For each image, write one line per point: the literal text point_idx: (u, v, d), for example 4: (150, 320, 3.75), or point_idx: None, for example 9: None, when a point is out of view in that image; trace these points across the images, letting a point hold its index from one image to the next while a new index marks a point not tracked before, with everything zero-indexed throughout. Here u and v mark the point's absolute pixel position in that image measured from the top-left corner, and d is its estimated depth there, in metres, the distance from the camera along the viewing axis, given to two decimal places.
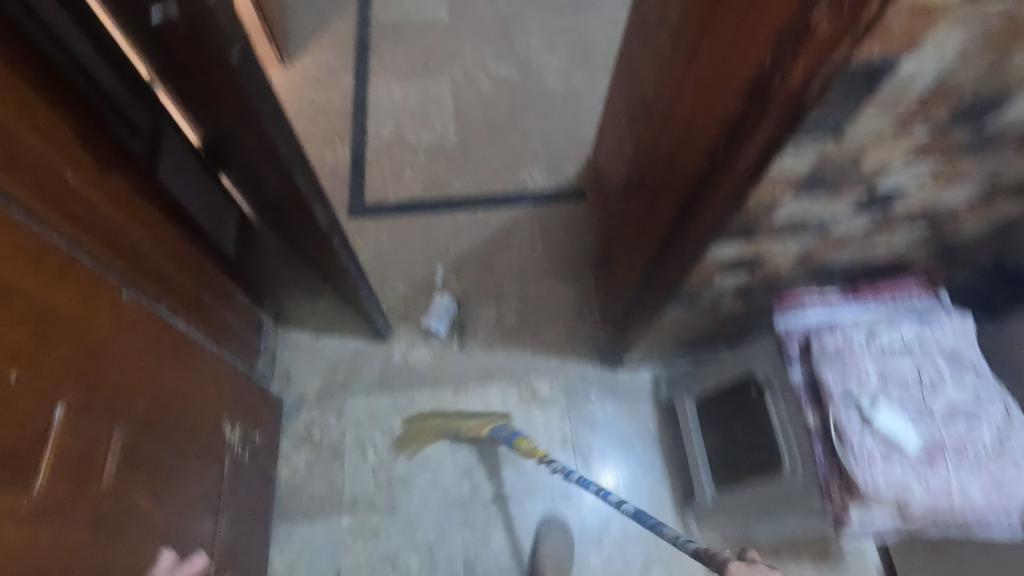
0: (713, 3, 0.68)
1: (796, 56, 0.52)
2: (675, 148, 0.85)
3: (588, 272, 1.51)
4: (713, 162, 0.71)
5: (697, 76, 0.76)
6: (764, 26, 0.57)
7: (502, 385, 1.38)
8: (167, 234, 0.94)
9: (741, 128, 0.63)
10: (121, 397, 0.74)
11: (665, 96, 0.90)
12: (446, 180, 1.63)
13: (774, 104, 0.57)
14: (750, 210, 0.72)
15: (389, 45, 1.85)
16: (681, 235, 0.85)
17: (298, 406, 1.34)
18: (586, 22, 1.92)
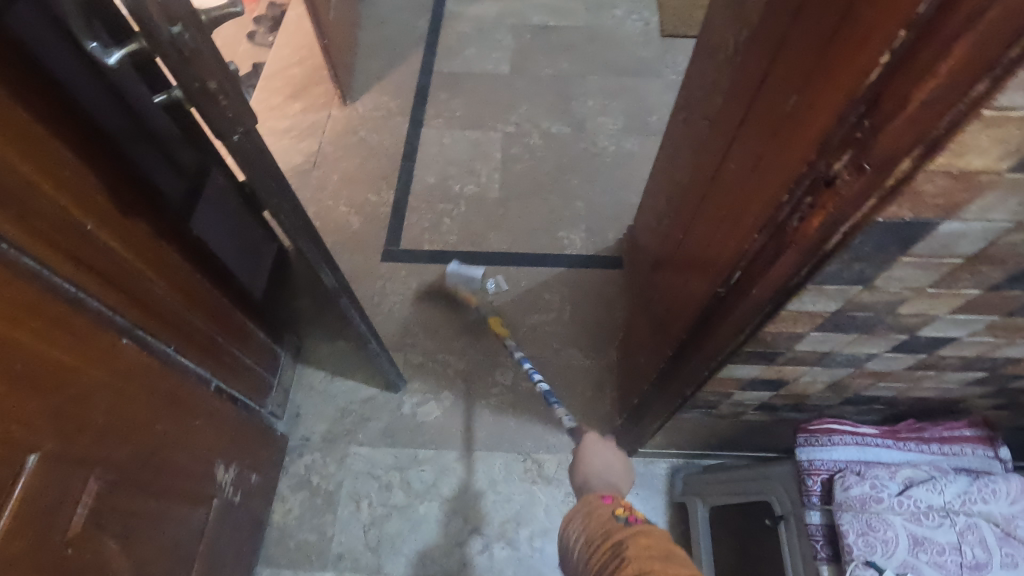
0: (741, 118, 0.63)
1: (814, 203, 0.47)
2: (697, 252, 0.79)
3: (613, 346, 1.44)
4: (728, 284, 0.65)
5: (720, 185, 0.71)
6: (779, 158, 0.52)
7: (507, 455, 1.32)
8: (186, 277, 0.97)
9: (756, 259, 0.58)
10: (103, 444, 0.75)
11: (694, 192, 0.85)
12: (482, 233, 1.62)
13: (791, 245, 0.51)
14: (767, 339, 0.65)
15: (447, 94, 1.89)
16: (694, 347, 0.78)
17: (302, 446, 1.33)
18: (647, 87, 1.90)
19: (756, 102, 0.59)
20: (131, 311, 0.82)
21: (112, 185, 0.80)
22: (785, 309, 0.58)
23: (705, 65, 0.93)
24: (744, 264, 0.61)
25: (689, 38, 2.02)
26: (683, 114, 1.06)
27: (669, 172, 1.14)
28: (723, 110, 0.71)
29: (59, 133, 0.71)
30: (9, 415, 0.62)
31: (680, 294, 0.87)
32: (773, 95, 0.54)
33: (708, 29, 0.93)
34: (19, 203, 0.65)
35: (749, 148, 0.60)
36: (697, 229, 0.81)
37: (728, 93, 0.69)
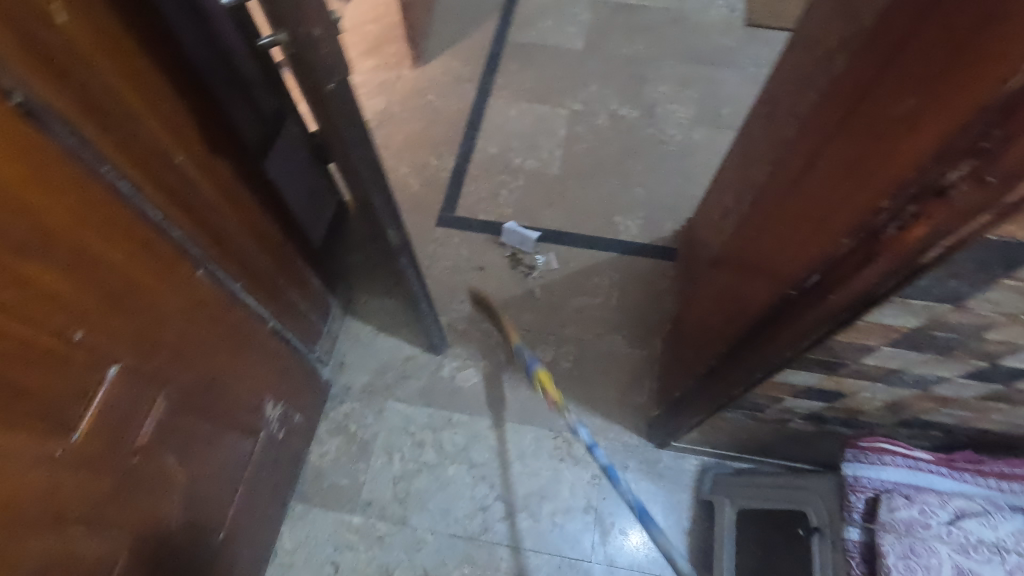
0: (838, 118, 0.61)
1: (917, 213, 0.46)
2: (767, 252, 0.77)
3: (657, 338, 1.43)
4: (799, 287, 0.64)
5: (804, 185, 0.68)
6: (882, 162, 0.50)
7: (539, 430, 1.34)
8: (257, 220, 1.01)
9: (837, 264, 0.56)
10: (172, 366, 0.80)
11: (771, 190, 0.83)
12: (537, 209, 1.62)
13: (882, 254, 0.50)
14: (834, 348, 0.64)
15: (518, 65, 1.87)
16: (751, 347, 0.77)
17: (343, 394, 1.38)
18: (723, 77, 1.83)
19: (860, 102, 0.56)
20: (209, 243, 0.87)
21: (201, 123, 0.84)
22: (862, 319, 0.56)
23: (800, 59, 0.89)
24: (822, 269, 0.59)
25: (775, 31, 1.93)
26: (766, 108, 1.03)
27: (743, 167, 1.11)
28: (818, 107, 0.68)
29: (158, 67, 0.75)
30: (96, 327, 0.67)
31: (742, 292, 0.86)
32: (882, 96, 0.52)
33: (809, 21, 0.89)
34: (121, 131, 0.69)
35: (846, 148, 0.58)
36: (770, 228, 0.79)
37: (826, 90, 0.66)
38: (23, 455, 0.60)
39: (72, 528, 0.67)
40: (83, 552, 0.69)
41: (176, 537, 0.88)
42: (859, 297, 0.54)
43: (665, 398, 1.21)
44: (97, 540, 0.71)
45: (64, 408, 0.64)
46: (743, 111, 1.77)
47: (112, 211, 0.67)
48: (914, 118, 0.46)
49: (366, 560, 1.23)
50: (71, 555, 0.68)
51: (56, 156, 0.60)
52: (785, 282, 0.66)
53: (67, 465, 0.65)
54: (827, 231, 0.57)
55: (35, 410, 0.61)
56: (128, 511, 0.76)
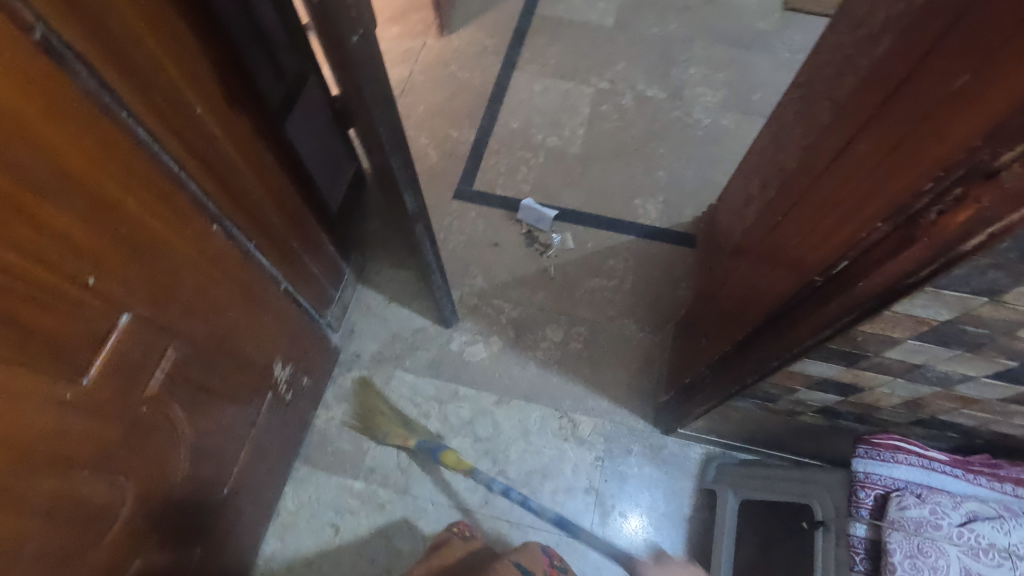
0: (880, 99, 0.58)
1: (965, 199, 0.44)
2: (793, 238, 0.75)
3: (670, 324, 1.41)
4: (825, 275, 0.62)
5: (837, 170, 0.66)
6: (929, 143, 0.48)
7: (545, 409, 1.33)
8: (274, 179, 1.00)
9: (872, 252, 0.54)
10: (184, 319, 0.80)
11: (800, 176, 0.80)
12: (556, 188, 1.59)
13: (921, 241, 0.48)
14: (857, 339, 0.62)
15: (545, 39, 1.83)
16: (771, 336, 0.75)
17: (352, 362, 1.38)
18: (756, 62, 1.78)
19: (905, 81, 0.53)
20: (226, 199, 0.86)
21: (223, 75, 0.83)
22: (890, 309, 0.54)
23: (842, 40, 0.85)
24: (853, 257, 0.57)
25: (813, 17, 1.87)
26: (801, 92, 0.99)
27: (772, 155, 1.07)
28: (858, 88, 0.65)
29: (184, 13, 0.74)
30: (109, 273, 0.66)
31: (762, 280, 0.84)
32: (931, 74, 0.49)
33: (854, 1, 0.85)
34: (144, 76, 0.68)
35: (887, 130, 0.56)
36: (797, 214, 0.76)
37: (868, 72, 0.63)
38: (35, 394, 0.60)
39: (80, 470, 0.68)
40: (90, 494, 0.70)
41: (182, 488, 0.89)
42: (891, 286, 0.52)
43: (675, 385, 1.19)
44: (104, 484, 0.72)
45: (76, 351, 0.64)
46: (774, 98, 1.72)
47: (129, 157, 0.67)
48: (968, 96, 0.44)
49: (366, 525, 1.24)
50: (78, 497, 0.68)
51: (77, 96, 0.59)
52: (811, 269, 0.64)
53: (77, 407, 0.66)
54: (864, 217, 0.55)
55: (48, 351, 0.61)
56: (136, 458, 0.77)
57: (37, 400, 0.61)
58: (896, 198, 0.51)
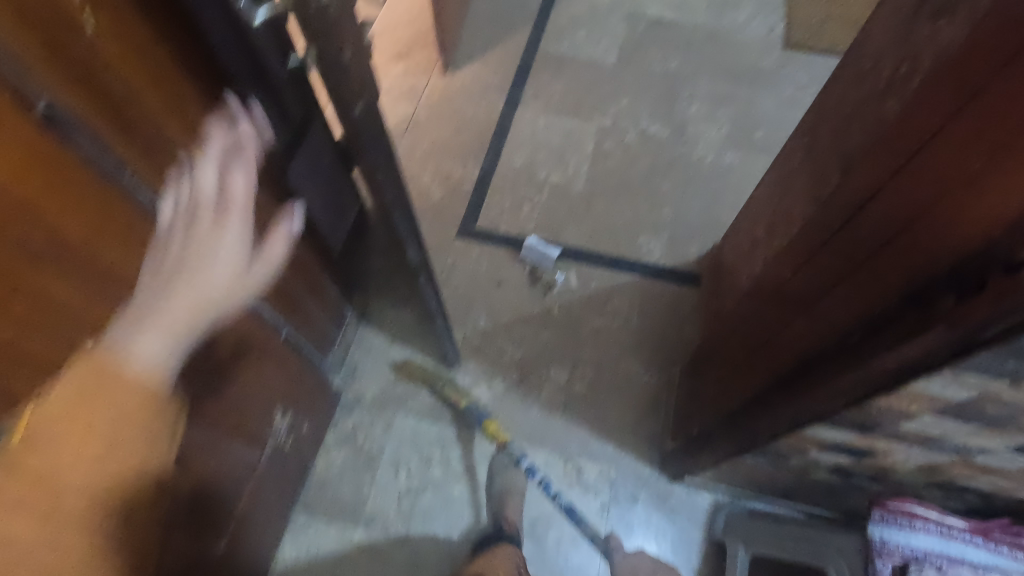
0: (887, 170, 0.58)
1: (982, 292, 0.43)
2: (804, 290, 0.73)
3: (676, 365, 1.39)
4: (835, 345, 0.61)
5: (849, 226, 0.64)
6: (960, 227, 0.47)
7: (550, 453, 1.31)
8: (276, 226, 1.00)
9: (885, 330, 0.53)
10: (230, 220, 0.77)
11: (809, 223, 0.79)
12: (560, 226, 1.59)
13: (933, 328, 0.47)
14: (872, 410, 0.60)
15: (549, 76, 1.84)
16: (780, 396, 0.73)
17: (353, 404, 1.37)
18: (759, 98, 1.78)
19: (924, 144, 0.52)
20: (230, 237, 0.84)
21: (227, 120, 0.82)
22: (904, 388, 0.53)
23: (850, 92, 0.85)
24: (866, 332, 0.56)
25: (816, 54, 1.88)
26: (806, 140, 0.99)
27: (779, 200, 1.06)
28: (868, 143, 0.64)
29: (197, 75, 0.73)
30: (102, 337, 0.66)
31: (773, 330, 0.82)
32: (955, 141, 0.48)
33: (861, 54, 0.84)
34: (148, 140, 0.68)
35: (906, 191, 0.54)
36: (807, 265, 0.74)
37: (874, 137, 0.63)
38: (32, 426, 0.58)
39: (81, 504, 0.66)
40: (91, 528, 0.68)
41: (177, 548, 0.86)
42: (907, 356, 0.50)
43: (681, 431, 1.17)
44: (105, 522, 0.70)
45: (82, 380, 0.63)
46: (778, 135, 1.72)
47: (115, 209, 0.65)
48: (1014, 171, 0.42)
49: None
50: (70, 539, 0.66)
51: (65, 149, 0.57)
52: (823, 336, 0.63)
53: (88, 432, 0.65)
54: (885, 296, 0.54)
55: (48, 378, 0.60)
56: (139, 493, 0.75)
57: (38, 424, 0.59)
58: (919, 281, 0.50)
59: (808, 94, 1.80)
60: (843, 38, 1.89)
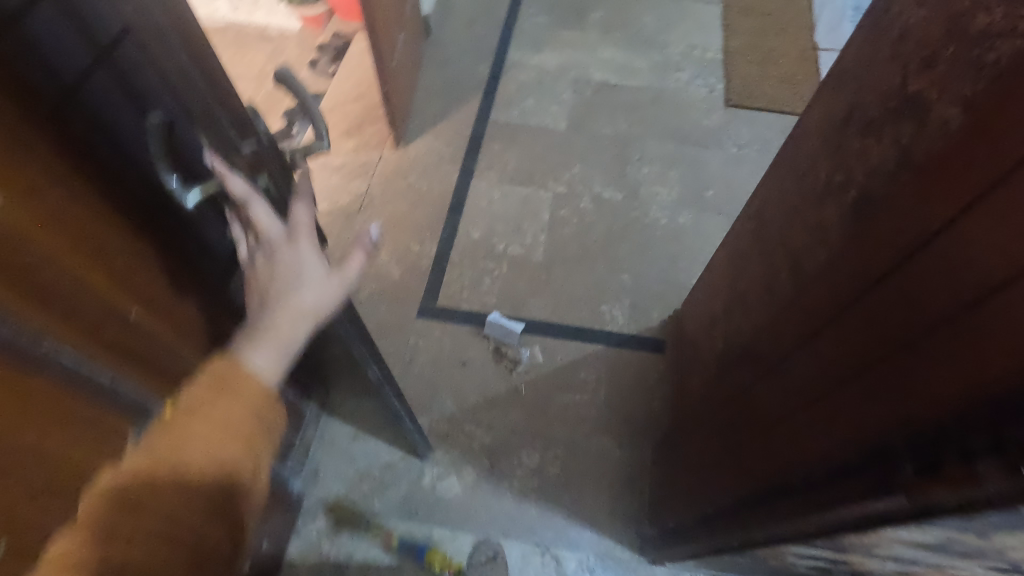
0: (861, 303, 0.60)
1: (941, 471, 0.44)
2: (795, 370, 0.71)
3: (647, 439, 1.37)
4: (808, 478, 0.62)
5: (846, 309, 0.62)
6: (923, 390, 0.49)
7: (526, 544, 1.26)
8: None
9: (849, 476, 0.55)
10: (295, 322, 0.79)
11: (795, 300, 0.77)
12: (522, 298, 1.57)
13: (895, 494, 0.48)
14: (844, 542, 0.58)
15: (501, 145, 1.86)
16: (754, 513, 0.71)
17: (316, 509, 1.30)
18: (706, 157, 1.84)
19: (926, 242, 0.51)
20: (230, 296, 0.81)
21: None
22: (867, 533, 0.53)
23: (791, 186, 0.87)
24: (834, 472, 0.57)
25: (756, 110, 1.96)
26: (754, 225, 1.01)
27: (734, 281, 1.08)
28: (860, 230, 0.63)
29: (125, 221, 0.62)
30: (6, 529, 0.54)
31: (760, 412, 0.79)
32: (958, 242, 0.47)
33: (798, 149, 0.87)
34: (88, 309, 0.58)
35: (906, 284, 0.53)
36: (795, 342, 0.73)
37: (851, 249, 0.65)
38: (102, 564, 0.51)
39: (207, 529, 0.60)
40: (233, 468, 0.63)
41: None
42: (926, 442, 0.48)
43: (661, 514, 1.15)
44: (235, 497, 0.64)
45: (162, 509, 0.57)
46: (726, 194, 1.77)
47: (115, 272, 0.62)
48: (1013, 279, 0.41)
49: None
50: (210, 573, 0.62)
51: (74, 210, 0.54)
52: (798, 462, 0.64)
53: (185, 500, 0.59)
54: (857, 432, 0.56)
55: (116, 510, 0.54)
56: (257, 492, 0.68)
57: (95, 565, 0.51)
58: (886, 435, 0.52)
59: (751, 151, 1.86)
60: (778, 97, 1.98)
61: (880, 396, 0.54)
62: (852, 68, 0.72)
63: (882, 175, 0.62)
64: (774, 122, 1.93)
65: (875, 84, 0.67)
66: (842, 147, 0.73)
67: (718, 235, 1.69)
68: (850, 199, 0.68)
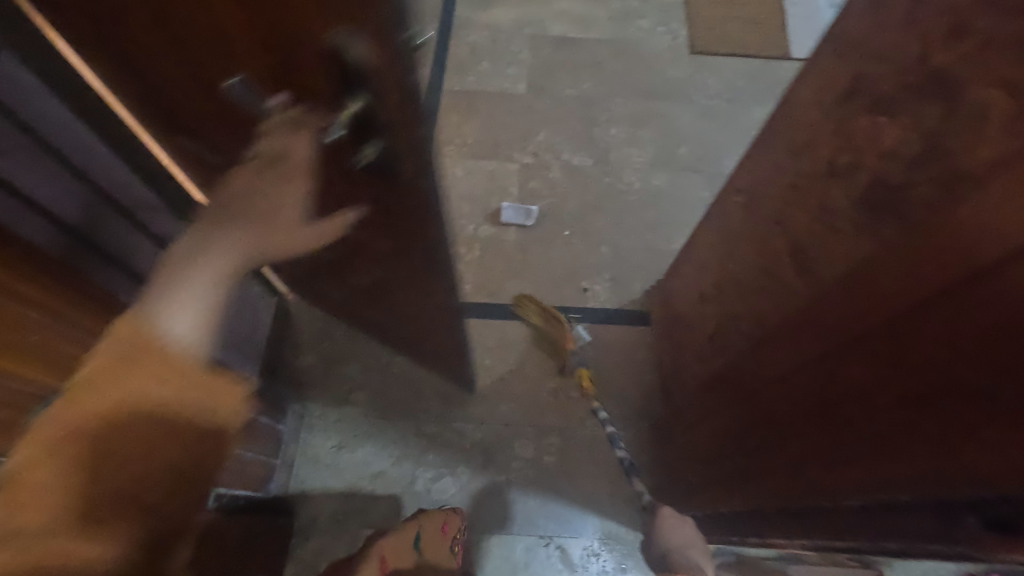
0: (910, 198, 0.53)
1: (973, 345, 0.45)
2: (787, 447, 0.67)
3: (641, 421, 1.35)
4: (834, 395, 0.60)
5: (858, 379, 0.57)
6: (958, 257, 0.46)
7: (525, 536, 1.25)
8: None
9: (901, 389, 0.51)
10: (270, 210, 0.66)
11: (783, 330, 0.71)
12: (498, 282, 1.50)
13: (956, 385, 0.46)
14: (812, 488, 0.63)
15: (458, 117, 1.73)
16: (759, 479, 0.73)
17: (308, 529, 1.24)
18: (676, 113, 1.75)
19: (999, 264, 0.42)
20: None
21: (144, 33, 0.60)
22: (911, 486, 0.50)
23: (786, 163, 0.80)
24: (869, 386, 0.55)
25: (723, 57, 1.86)
26: (744, 198, 0.95)
27: (723, 255, 1.03)
28: (859, 305, 0.57)
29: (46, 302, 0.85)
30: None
31: (749, 427, 0.77)
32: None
33: (791, 119, 0.79)
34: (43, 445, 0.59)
35: (943, 394, 0.47)
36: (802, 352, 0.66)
37: (904, 174, 0.55)
38: (120, 420, 0.63)
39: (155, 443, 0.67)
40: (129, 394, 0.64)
41: None
42: (969, 341, 0.45)
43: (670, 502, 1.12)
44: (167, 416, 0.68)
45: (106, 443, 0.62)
46: (699, 150, 1.70)
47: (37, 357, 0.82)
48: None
49: None
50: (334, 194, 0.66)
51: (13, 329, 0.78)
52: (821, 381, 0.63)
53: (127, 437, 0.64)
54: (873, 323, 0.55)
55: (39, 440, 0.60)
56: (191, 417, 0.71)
57: (121, 428, 0.63)
58: (912, 344, 0.50)
59: (721, 102, 1.78)
60: (744, 42, 1.88)
61: (910, 501, 0.53)
62: (853, 35, 0.65)
63: (899, 163, 0.56)
64: (743, 67, 1.84)
65: (881, 58, 0.60)
66: (844, 126, 0.67)
67: (695, 195, 1.63)
68: (858, 189, 0.63)
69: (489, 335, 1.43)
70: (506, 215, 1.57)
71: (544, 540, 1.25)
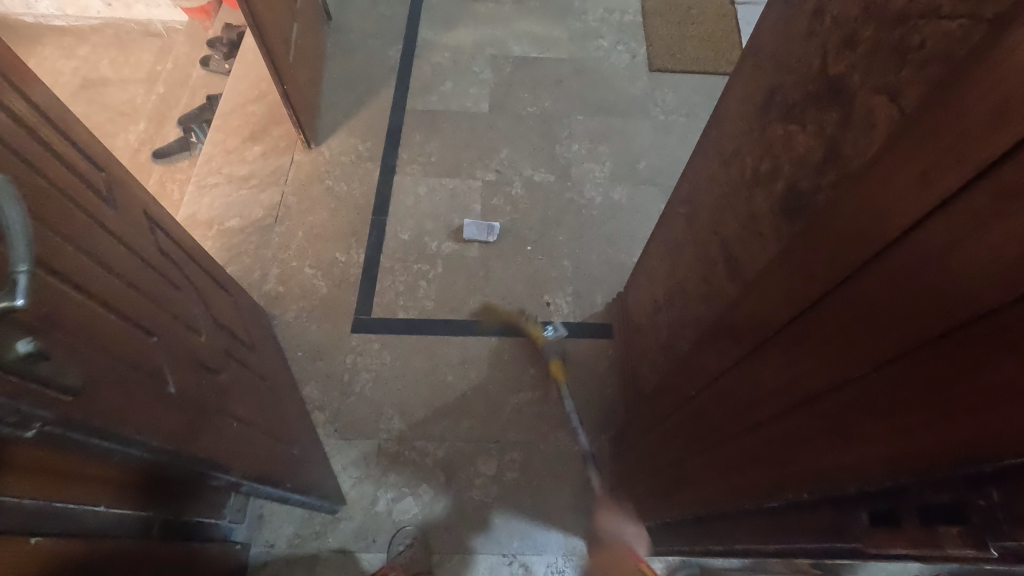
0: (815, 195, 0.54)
1: (840, 331, 0.44)
2: (715, 451, 0.66)
3: (604, 433, 1.35)
4: (748, 395, 0.59)
5: (763, 376, 0.56)
6: (829, 244, 0.46)
7: (488, 556, 1.23)
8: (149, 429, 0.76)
9: (793, 382, 0.51)
10: None
11: (714, 333, 0.71)
12: (461, 298, 1.50)
13: (828, 373, 0.45)
14: (732, 492, 0.61)
15: (421, 136, 1.75)
16: (695, 486, 0.72)
17: (266, 555, 1.21)
18: (636, 128, 1.78)
19: (885, 249, 0.39)
20: None
21: None
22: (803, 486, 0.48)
23: (719, 172, 0.82)
24: (772, 382, 0.54)
25: (680, 74, 1.91)
26: (686, 209, 0.96)
27: (671, 264, 1.04)
28: (764, 301, 0.57)
29: None
30: None
31: (690, 433, 0.76)
32: (937, 256, 0.34)
33: (720, 130, 0.82)
34: None
35: (820, 383, 0.46)
36: (727, 353, 0.66)
37: (813, 176, 0.56)
38: None
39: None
40: None
41: None
42: (836, 327, 0.45)
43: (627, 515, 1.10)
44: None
45: None
46: (658, 163, 1.73)
47: None
48: (984, 425, 0.32)
49: None
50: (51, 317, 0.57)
51: None
52: (738, 381, 0.62)
53: None
54: (776, 319, 0.55)
55: None
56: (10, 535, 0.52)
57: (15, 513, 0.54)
58: (802, 335, 0.50)
59: (679, 117, 1.82)
60: (700, 59, 1.93)
61: (797, 501, 0.50)
62: (767, 48, 0.67)
63: (808, 168, 0.57)
64: (699, 83, 1.89)
65: (791, 68, 0.62)
66: (764, 134, 0.68)
67: (654, 208, 1.65)
68: (777, 195, 0.64)
69: (452, 353, 1.43)
70: (468, 231, 1.58)
71: (509, 559, 1.23)
